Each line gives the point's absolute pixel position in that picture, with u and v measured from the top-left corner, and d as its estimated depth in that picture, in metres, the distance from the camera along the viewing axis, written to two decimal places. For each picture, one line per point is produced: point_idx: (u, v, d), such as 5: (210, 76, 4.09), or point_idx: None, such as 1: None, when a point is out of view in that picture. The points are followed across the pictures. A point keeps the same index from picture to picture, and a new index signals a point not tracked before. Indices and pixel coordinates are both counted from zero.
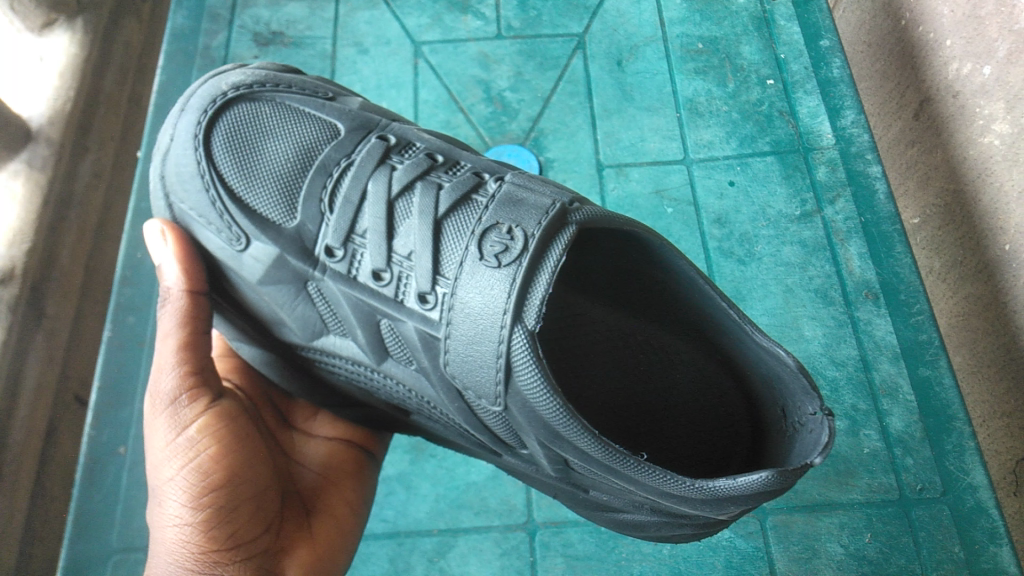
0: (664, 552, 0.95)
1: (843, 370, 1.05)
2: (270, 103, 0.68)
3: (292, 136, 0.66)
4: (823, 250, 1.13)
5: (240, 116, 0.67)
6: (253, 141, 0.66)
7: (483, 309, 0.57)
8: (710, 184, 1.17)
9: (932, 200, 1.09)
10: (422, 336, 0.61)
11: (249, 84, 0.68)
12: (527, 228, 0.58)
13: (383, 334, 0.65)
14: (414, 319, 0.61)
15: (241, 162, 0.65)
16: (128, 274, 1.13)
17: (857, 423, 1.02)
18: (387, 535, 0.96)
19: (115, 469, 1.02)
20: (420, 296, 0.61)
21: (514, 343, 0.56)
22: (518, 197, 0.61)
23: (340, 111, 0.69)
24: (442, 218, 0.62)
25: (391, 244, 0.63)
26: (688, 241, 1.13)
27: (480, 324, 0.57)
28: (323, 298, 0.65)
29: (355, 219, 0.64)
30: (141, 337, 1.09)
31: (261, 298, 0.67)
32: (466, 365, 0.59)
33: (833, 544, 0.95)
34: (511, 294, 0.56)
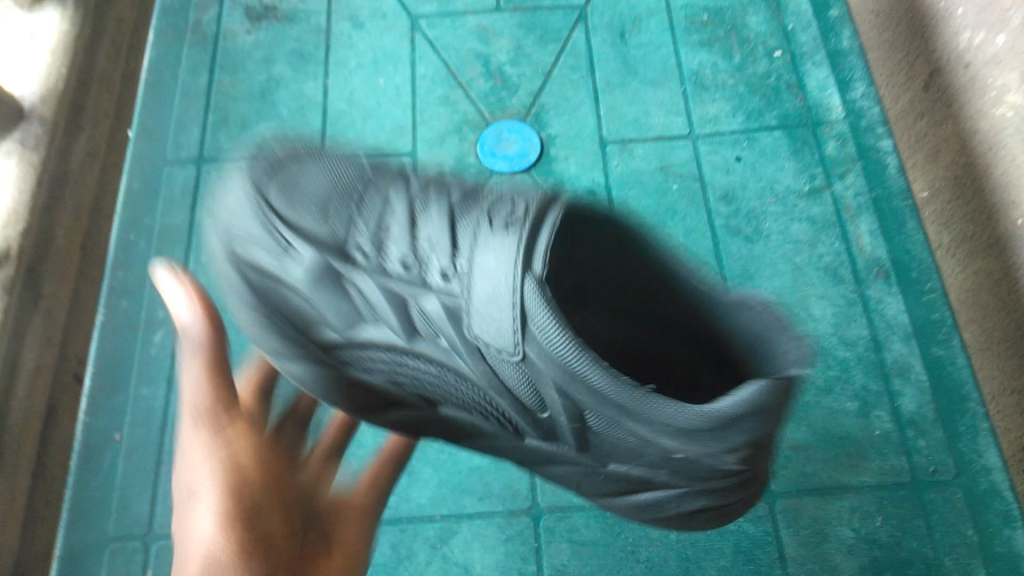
0: (672, 537, 0.93)
1: (853, 351, 1.02)
2: (312, 145, 0.70)
3: (334, 168, 0.67)
4: (833, 227, 1.10)
5: (285, 154, 0.68)
6: (298, 171, 0.66)
7: (493, 264, 0.55)
8: (716, 161, 1.15)
9: (936, 181, 1.07)
10: (450, 313, 0.59)
11: (290, 138, 0.71)
12: (530, 197, 0.58)
13: (415, 317, 0.62)
14: (439, 297, 0.60)
15: (284, 188, 0.65)
16: (122, 257, 1.11)
17: (868, 404, 0.99)
18: (389, 522, 0.94)
19: (111, 457, 0.99)
20: (441, 274, 0.60)
21: (526, 290, 0.53)
22: (522, 181, 0.62)
23: (376, 157, 0.71)
24: (459, 208, 0.62)
25: (414, 234, 0.62)
26: (694, 219, 1.11)
27: (491, 278, 0.55)
28: (362, 294, 0.63)
29: (382, 223, 0.64)
30: (136, 322, 1.07)
31: (279, 284, 0.63)
32: (484, 323, 0.56)
33: (844, 528, 0.93)
34: (516, 243, 0.54)
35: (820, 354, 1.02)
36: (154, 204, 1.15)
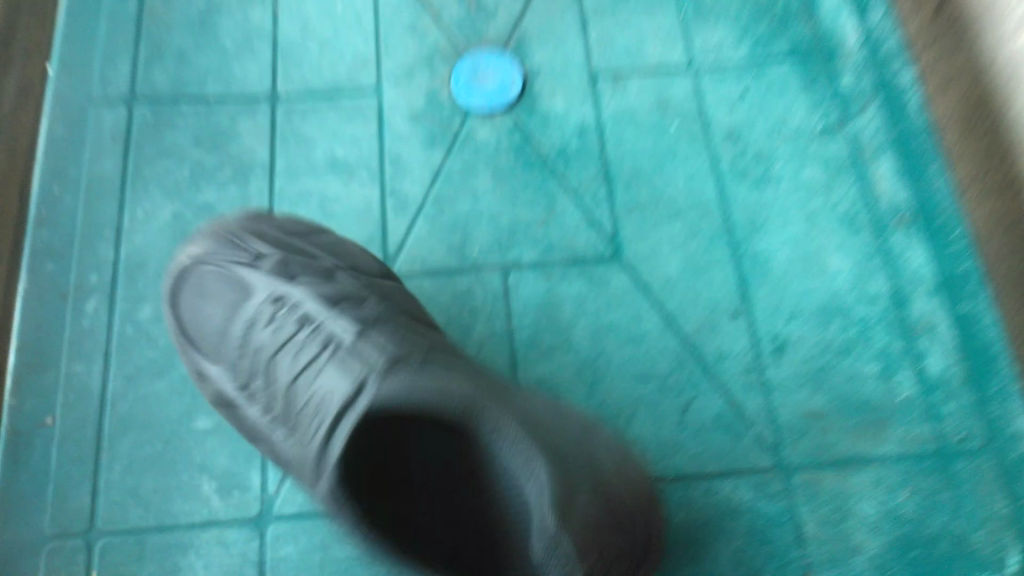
0: (680, 518, 0.84)
1: (873, 308, 0.92)
2: (222, 279, 0.82)
3: (241, 290, 0.81)
4: (848, 170, 0.99)
5: (199, 330, 0.82)
6: (212, 304, 0.82)
7: (326, 406, 0.72)
8: (720, 97, 1.03)
9: (943, 115, 0.96)
10: (291, 426, 0.76)
11: (203, 259, 0.83)
12: (354, 383, 0.71)
13: (272, 420, 0.78)
14: (285, 416, 0.77)
15: (208, 309, 0.82)
16: (45, 214, 0.97)
17: (891, 366, 0.90)
18: None
19: (42, 445, 0.87)
20: (291, 395, 0.77)
21: (331, 448, 0.68)
22: (357, 360, 0.73)
23: (265, 286, 0.80)
24: (321, 351, 0.75)
25: (274, 350, 0.78)
26: (696, 161, 1.00)
27: (315, 429, 0.72)
28: (246, 391, 0.80)
29: (261, 320, 0.79)
30: (65, 287, 0.93)
31: (268, 348, 0.78)
32: (308, 441, 0.73)
33: (867, 503, 0.84)
34: (341, 426, 0.69)
35: (836, 312, 0.92)
36: (80, 151, 1.00)
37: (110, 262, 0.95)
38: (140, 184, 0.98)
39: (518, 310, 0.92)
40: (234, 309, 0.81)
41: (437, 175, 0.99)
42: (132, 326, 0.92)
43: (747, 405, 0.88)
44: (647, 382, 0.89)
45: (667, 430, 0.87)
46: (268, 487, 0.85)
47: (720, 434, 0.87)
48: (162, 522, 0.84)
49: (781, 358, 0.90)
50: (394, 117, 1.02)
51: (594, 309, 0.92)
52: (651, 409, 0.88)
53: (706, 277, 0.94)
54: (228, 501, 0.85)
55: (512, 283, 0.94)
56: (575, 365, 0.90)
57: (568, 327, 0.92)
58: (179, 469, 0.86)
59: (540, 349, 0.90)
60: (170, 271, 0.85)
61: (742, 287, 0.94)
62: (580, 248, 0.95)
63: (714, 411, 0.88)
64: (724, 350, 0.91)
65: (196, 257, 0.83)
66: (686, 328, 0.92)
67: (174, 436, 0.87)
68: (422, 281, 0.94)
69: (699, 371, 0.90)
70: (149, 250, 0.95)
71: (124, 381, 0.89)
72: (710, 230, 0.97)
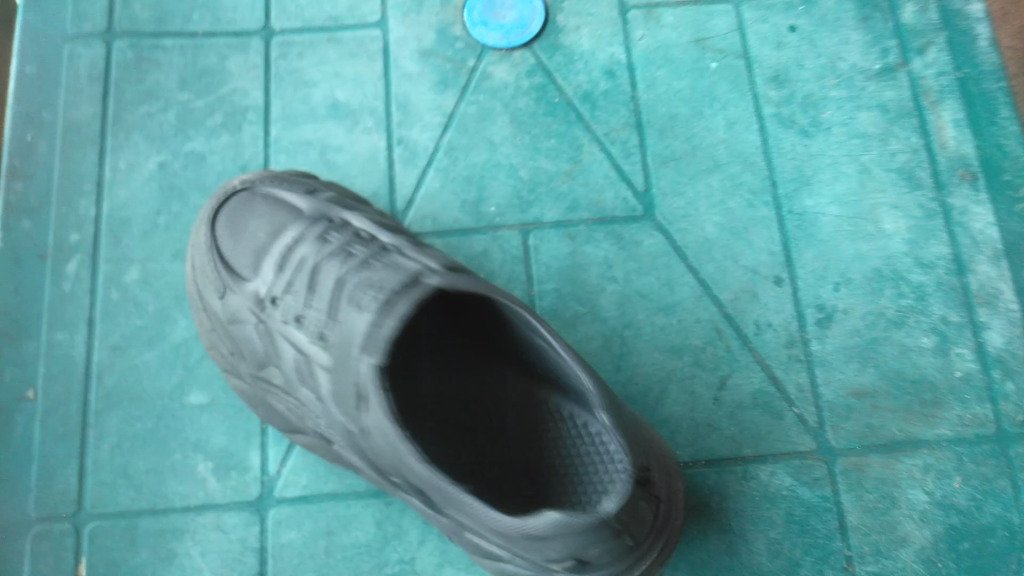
0: (713, 505, 0.78)
1: (932, 275, 0.84)
2: (258, 198, 0.73)
3: (274, 216, 0.71)
4: (908, 117, 0.89)
5: (218, 263, 0.71)
6: (239, 229, 0.71)
7: (368, 330, 0.60)
8: (765, 31, 0.92)
9: (1004, 43, 0.90)
10: (320, 366, 0.65)
11: (248, 182, 0.74)
12: (406, 281, 0.61)
13: (298, 364, 0.66)
14: (314, 355, 0.65)
15: (234, 239, 0.71)
16: (19, 163, 0.88)
17: (947, 340, 0.82)
18: (371, 494, 0.78)
19: (24, 421, 0.81)
20: (322, 335, 0.64)
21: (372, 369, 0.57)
22: (413, 267, 0.63)
23: (306, 209, 0.71)
24: (356, 273, 0.64)
25: (301, 285, 0.67)
26: (737, 106, 0.90)
27: (357, 352, 0.60)
28: (268, 328, 0.68)
29: (289, 250, 0.68)
30: (42, 248, 0.86)
31: (310, 260, 0.67)
32: (346, 383, 0.61)
33: (916, 490, 0.78)
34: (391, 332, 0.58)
35: (890, 278, 0.84)
36: (55, 92, 0.90)
37: (93, 219, 0.86)
38: (122, 130, 0.89)
39: (539, 274, 0.84)
40: (279, 224, 0.70)
41: (450, 120, 0.89)
42: (118, 291, 0.84)
43: (788, 382, 0.81)
44: (681, 355, 0.82)
45: (702, 409, 0.80)
46: (268, 468, 0.79)
47: (759, 413, 0.80)
48: (156, 504, 0.78)
49: (827, 329, 0.83)
50: (401, 54, 0.92)
51: (622, 275, 0.84)
52: (684, 386, 0.81)
53: (747, 238, 0.85)
54: (226, 483, 0.79)
55: (533, 244, 0.85)
56: (601, 337, 0.82)
57: (593, 295, 0.84)
58: (172, 447, 0.80)
59: (564, 319, 0.83)
60: (211, 197, 0.75)
61: (786, 250, 0.85)
62: (607, 205, 0.86)
63: (752, 389, 0.81)
64: (765, 320, 0.83)
65: (246, 179, 0.74)
66: (723, 296, 0.84)
67: (166, 413, 0.81)
68: (433, 239, 0.85)
69: (736, 344, 0.82)
70: (135, 206, 0.87)
71: (111, 351, 0.82)
72: (752, 184, 0.87)
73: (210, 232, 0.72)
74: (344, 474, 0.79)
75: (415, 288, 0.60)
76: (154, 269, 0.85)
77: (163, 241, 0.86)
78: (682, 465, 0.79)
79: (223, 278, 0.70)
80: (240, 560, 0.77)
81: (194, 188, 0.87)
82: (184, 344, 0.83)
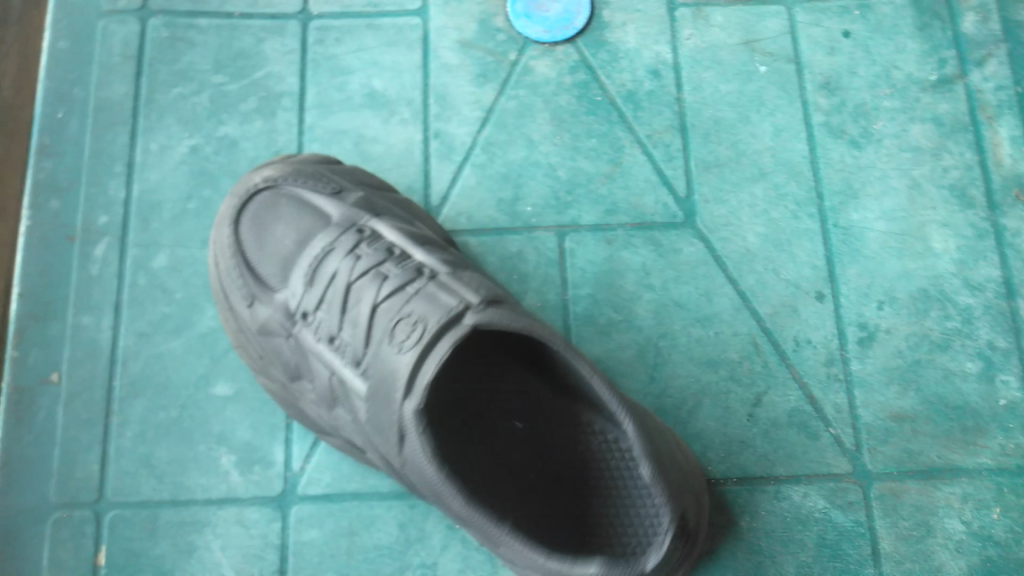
0: (743, 525, 0.76)
1: (980, 297, 0.82)
2: (286, 201, 0.73)
3: (301, 224, 0.72)
4: (963, 131, 0.86)
5: (245, 272, 0.72)
6: (267, 234, 0.72)
7: (393, 372, 0.60)
8: (819, 35, 0.89)
9: None
10: (347, 391, 0.66)
11: (276, 178, 0.73)
12: (430, 323, 0.60)
13: (329, 386, 0.68)
14: (343, 379, 0.66)
15: (259, 243, 0.72)
16: (49, 141, 0.87)
17: (993, 366, 0.80)
18: (395, 496, 0.77)
19: (47, 404, 0.80)
20: (354, 361, 0.65)
21: (406, 414, 0.58)
22: (437, 294, 0.63)
23: (332, 218, 0.71)
24: (380, 302, 0.65)
25: (330, 307, 0.67)
26: (785, 112, 0.87)
27: (383, 389, 0.61)
28: (298, 344, 0.70)
29: (318, 266, 0.69)
30: (70, 229, 0.84)
31: (342, 277, 0.68)
32: (376, 420, 0.62)
33: (953, 519, 0.76)
34: (416, 381, 0.58)
35: (937, 299, 0.82)
36: (87, 69, 0.88)
37: (122, 202, 0.85)
38: (154, 112, 0.87)
39: (574, 278, 0.82)
40: (308, 233, 0.71)
41: (489, 115, 0.87)
42: (146, 276, 0.83)
43: (826, 402, 0.79)
44: (716, 369, 0.80)
45: (735, 425, 0.78)
46: (291, 464, 0.78)
47: (794, 432, 0.78)
48: (176, 495, 0.77)
49: (868, 349, 0.81)
50: (441, 45, 0.89)
51: (660, 283, 0.82)
52: (718, 400, 0.79)
53: (790, 251, 0.83)
54: (248, 477, 0.78)
55: (569, 247, 0.83)
56: (635, 347, 0.80)
57: (629, 303, 0.82)
58: (195, 439, 0.79)
59: (598, 326, 0.81)
60: (233, 193, 0.75)
61: (830, 265, 0.83)
62: (647, 210, 0.84)
63: (788, 407, 0.79)
64: (804, 337, 0.81)
65: (270, 178, 0.73)
66: (763, 310, 0.81)
67: (191, 403, 0.80)
68: (466, 238, 0.83)
69: (774, 360, 0.80)
70: (165, 190, 0.85)
71: (136, 338, 0.81)
72: (797, 195, 0.85)
73: (234, 234, 0.72)
74: (367, 474, 0.77)
75: (449, 326, 0.60)
76: (183, 256, 0.83)
77: (192, 227, 0.84)
78: (712, 481, 0.77)
79: (251, 285, 0.71)
80: (260, 556, 0.76)
81: (226, 174, 0.86)
82: (211, 334, 0.81)
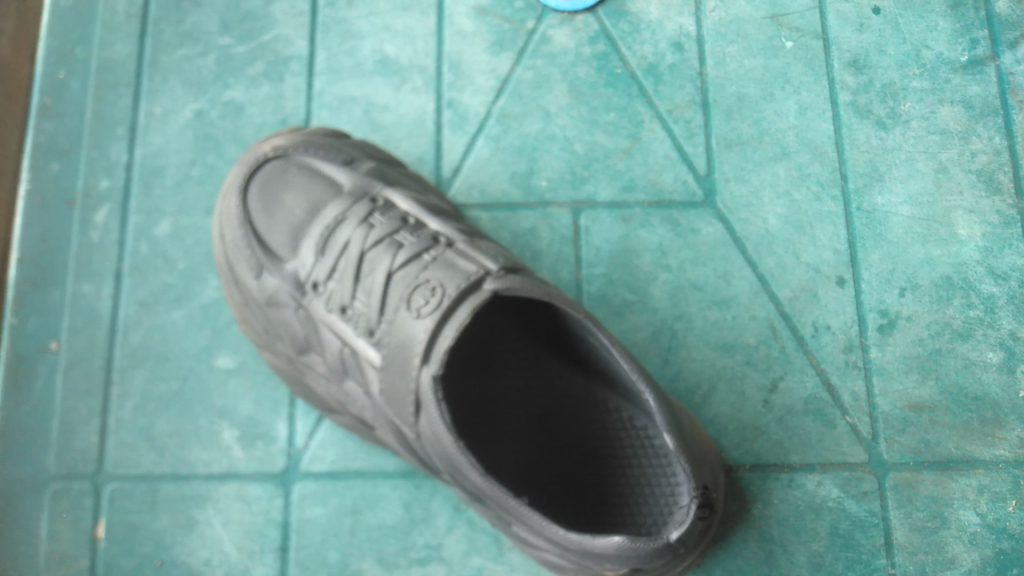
0: (755, 512, 0.74)
1: (1003, 287, 0.80)
2: (294, 169, 0.70)
3: (310, 192, 0.69)
4: (993, 114, 0.83)
5: (248, 240, 0.69)
6: (273, 202, 0.69)
7: (410, 339, 0.59)
8: (848, 11, 0.86)
9: None
10: (360, 361, 0.64)
11: (285, 147, 0.71)
12: (449, 288, 0.59)
13: (341, 357, 0.66)
14: (356, 350, 0.64)
15: (266, 212, 0.69)
16: (49, 101, 0.84)
17: (1014, 357, 0.78)
18: (401, 475, 0.75)
19: (46, 373, 0.78)
20: (368, 331, 0.63)
21: (424, 382, 0.57)
22: (454, 260, 0.62)
23: (342, 186, 0.69)
24: (395, 269, 0.63)
25: (341, 276, 0.65)
26: (810, 90, 0.84)
27: (400, 357, 0.59)
28: (307, 315, 0.67)
29: (328, 234, 0.67)
30: (71, 193, 0.82)
31: (355, 245, 0.65)
32: (391, 391, 0.60)
33: (968, 511, 0.75)
34: (436, 348, 0.58)
35: (960, 287, 0.80)
36: (90, 28, 0.85)
37: (124, 166, 0.82)
38: (159, 73, 0.84)
39: (588, 257, 0.80)
40: (318, 202, 0.68)
41: (505, 86, 0.84)
42: (148, 244, 0.80)
43: (843, 389, 0.77)
44: (732, 353, 0.78)
45: (750, 411, 0.76)
46: (295, 440, 0.76)
47: (810, 420, 0.76)
48: (177, 469, 0.76)
49: (888, 336, 0.79)
50: (456, 10, 0.86)
51: (677, 264, 0.80)
52: (733, 385, 0.77)
53: (811, 234, 0.81)
54: (250, 453, 0.76)
55: (584, 224, 0.80)
56: (650, 329, 0.78)
57: (644, 284, 0.79)
58: (197, 412, 0.77)
59: (612, 307, 0.79)
60: (240, 162, 0.73)
61: (851, 250, 0.81)
62: (666, 188, 0.82)
63: (805, 393, 0.77)
64: (823, 323, 0.79)
65: (279, 147, 0.71)
66: (781, 294, 0.79)
67: (193, 375, 0.78)
68: (478, 213, 0.80)
69: (791, 345, 0.78)
70: (168, 155, 0.82)
71: (138, 307, 0.79)
72: (821, 176, 0.82)
73: (242, 203, 0.70)
74: (372, 451, 0.76)
75: (470, 291, 0.59)
76: (186, 225, 0.81)
77: (196, 193, 0.81)
78: (725, 468, 0.75)
79: (258, 255, 0.69)
80: (262, 533, 0.74)
81: (232, 140, 0.83)
82: (214, 305, 0.79)
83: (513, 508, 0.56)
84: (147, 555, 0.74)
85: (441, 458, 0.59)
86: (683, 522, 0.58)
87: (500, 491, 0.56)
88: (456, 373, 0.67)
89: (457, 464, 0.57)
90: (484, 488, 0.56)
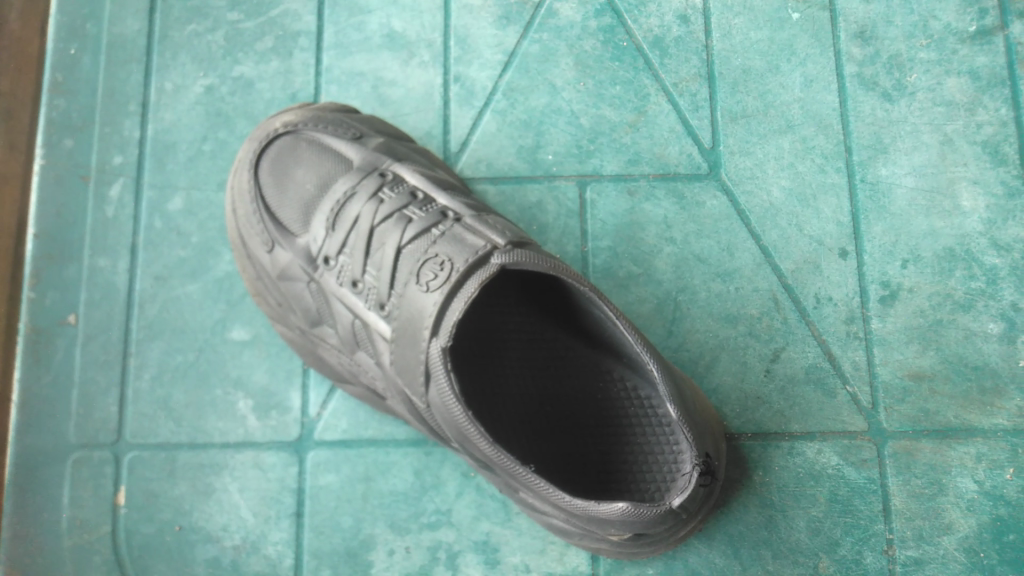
0: (756, 479, 0.76)
1: (1006, 258, 0.80)
2: (304, 145, 0.72)
3: (320, 168, 0.70)
4: (1000, 85, 0.83)
5: (260, 215, 0.71)
6: (284, 177, 0.71)
7: (419, 312, 0.60)
8: None
9: None
10: (370, 334, 0.65)
11: (295, 123, 0.73)
12: (457, 263, 0.61)
13: (353, 331, 0.67)
14: (367, 322, 0.65)
15: (277, 188, 0.71)
16: (61, 78, 0.85)
17: (1015, 327, 0.79)
18: (411, 443, 0.77)
19: (65, 345, 0.80)
20: (378, 305, 0.65)
21: (433, 354, 0.59)
22: (462, 235, 0.63)
23: (352, 162, 0.70)
24: (405, 244, 0.64)
25: (351, 251, 0.67)
26: (817, 62, 0.84)
27: (409, 330, 0.61)
28: (319, 288, 0.69)
29: (338, 208, 0.68)
30: (85, 168, 0.83)
31: (365, 220, 0.67)
32: (401, 363, 0.62)
33: (966, 479, 0.76)
34: (445, 322, 0.59)
35: (962, 258, 0.81)
36: (100, 4, 0.86)
37: (137, 142, 0.84)
38: (168, 49, 0.85)
39: (594, 230, 0.81)
40: (328, 177, 0.70)
41: (511, 59, 0.85)
42: (161, 218, 0.82)
43: (844, 359, 0.79)
44: (735, 324, 0.79)
45: (752, 381, 0.78)
46: (308, 409, 0.78)
47: (811, 389, 0.78)
48: (195, 438, 0.78)
49: (889, 307, 0.80)
50: None
51: (681, 237, 0.81)
52: (735, 356, 0.78)
53: (815, 206, 0.82)
54: (265, 422, 0.78)
55: (590, 197, 0.82)
56: (654, 301, 0.79)
57: (649, 257, 0.80)
58: (213, 382, 0.79)
59: (617, 279, 0.80)
60: (252, 138, 0.74)
61: (855, 222, 0.81)
62: (671, 160, 0.82)
63: (806, 363, 0.78)
64: (826, 294, 0.80)
65: (289, 123, 0.72)
66: (785, 266, 0.80)
67: (208, 346, 0.80)
68: (485, 186, 0.82)
69: (794, 317, 0.79)
70: (180, 131, 0.84)
71: (153, 281, 0.81)
72: (825, 148, 0.83)
73: (254, 179, 0.71)
74: (383, 421, 0.78)
75: (477, 267, 0.61)
76: (198, 199, 0.82)
77: (207, 168, 0.83)
78: (727, 436, 0.77)
79: (271, 230, 0.70)
80: (277, 499, 0.77)
81: (242, 115, 0.84)
82: (228, 279, 0.81)
83: (520, 475, 0.58)
84: (167, 521, 0.77)
85: (450, 427, 0.60)
86: (685, 490, 0.60)
87: (508, 458, 0.58)
88: (463, 345, 0.69)
89: (465, 433, 0.59)
90: (492, 456, 0.58)
